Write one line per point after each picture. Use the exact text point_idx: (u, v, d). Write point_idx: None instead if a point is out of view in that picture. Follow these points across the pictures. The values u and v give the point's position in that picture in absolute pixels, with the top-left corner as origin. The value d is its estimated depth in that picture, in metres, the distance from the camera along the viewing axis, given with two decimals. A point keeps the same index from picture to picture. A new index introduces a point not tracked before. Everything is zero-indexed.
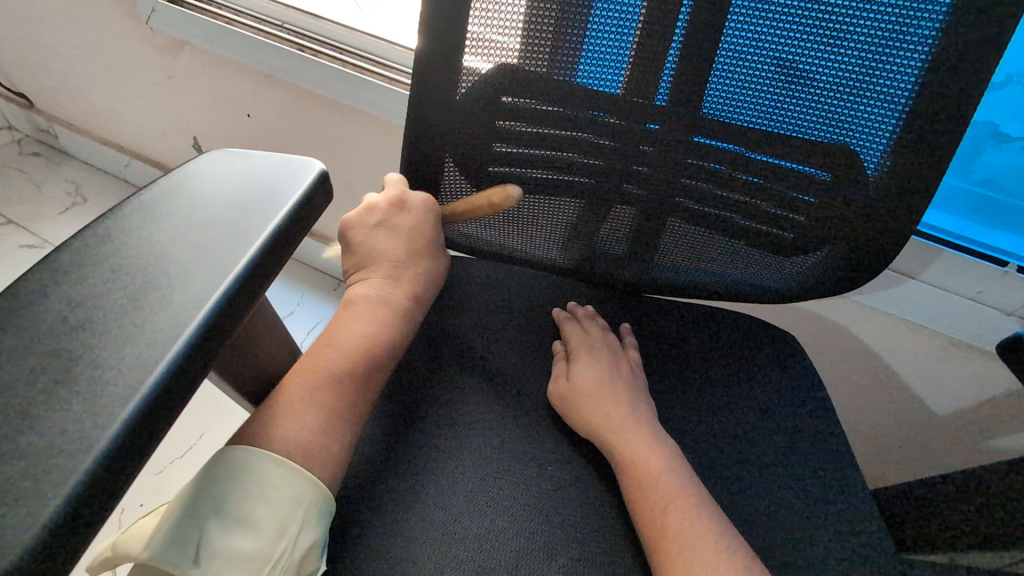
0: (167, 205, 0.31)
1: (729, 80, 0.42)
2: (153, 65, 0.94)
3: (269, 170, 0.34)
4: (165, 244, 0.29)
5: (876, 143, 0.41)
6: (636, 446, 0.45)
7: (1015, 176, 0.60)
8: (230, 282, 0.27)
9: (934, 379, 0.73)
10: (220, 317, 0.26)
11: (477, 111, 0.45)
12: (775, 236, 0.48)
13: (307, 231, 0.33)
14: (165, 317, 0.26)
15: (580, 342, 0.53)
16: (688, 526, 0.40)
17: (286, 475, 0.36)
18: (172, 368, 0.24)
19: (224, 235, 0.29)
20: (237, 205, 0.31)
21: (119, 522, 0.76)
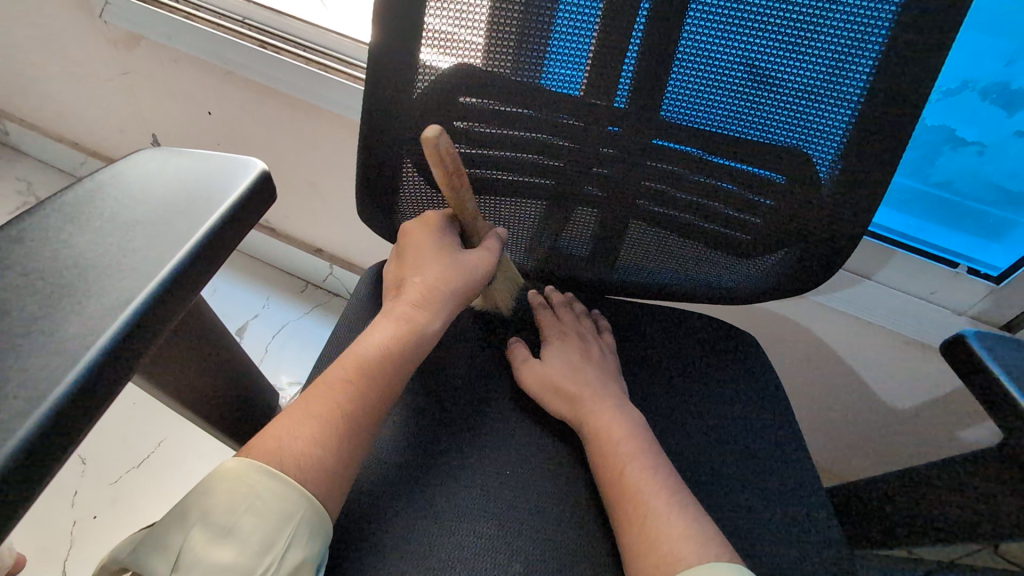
0: (89, 206, 0.30)
1: (683, 82, 0.42)
2: (108, 60, 0.92)
3: (208, 170, 0.33)
4: (85, 246, 0.28)
5: (828, 147, 0.42)
6: (602, 415, 0.48)
7: (970, 179, 0.62)
8: (150, 288, 0.27)
9: (892, 376, 0.74)
10: (138, 325, 0.26)
11: (433, 111, 0.44)
12: (733, 238, 0.48)
13: (243, 234, 0.32)
14: (77, 326, 0.25)
15: (554, 327, 0.55)
16: (642, 486, 0.42)
17: (277, 489, 0.36)
18: (82, 380, 0.24)
19: (149, 240, 0.29)
20: (169, 206, 0.31)
21: (71, 534, 0.74)
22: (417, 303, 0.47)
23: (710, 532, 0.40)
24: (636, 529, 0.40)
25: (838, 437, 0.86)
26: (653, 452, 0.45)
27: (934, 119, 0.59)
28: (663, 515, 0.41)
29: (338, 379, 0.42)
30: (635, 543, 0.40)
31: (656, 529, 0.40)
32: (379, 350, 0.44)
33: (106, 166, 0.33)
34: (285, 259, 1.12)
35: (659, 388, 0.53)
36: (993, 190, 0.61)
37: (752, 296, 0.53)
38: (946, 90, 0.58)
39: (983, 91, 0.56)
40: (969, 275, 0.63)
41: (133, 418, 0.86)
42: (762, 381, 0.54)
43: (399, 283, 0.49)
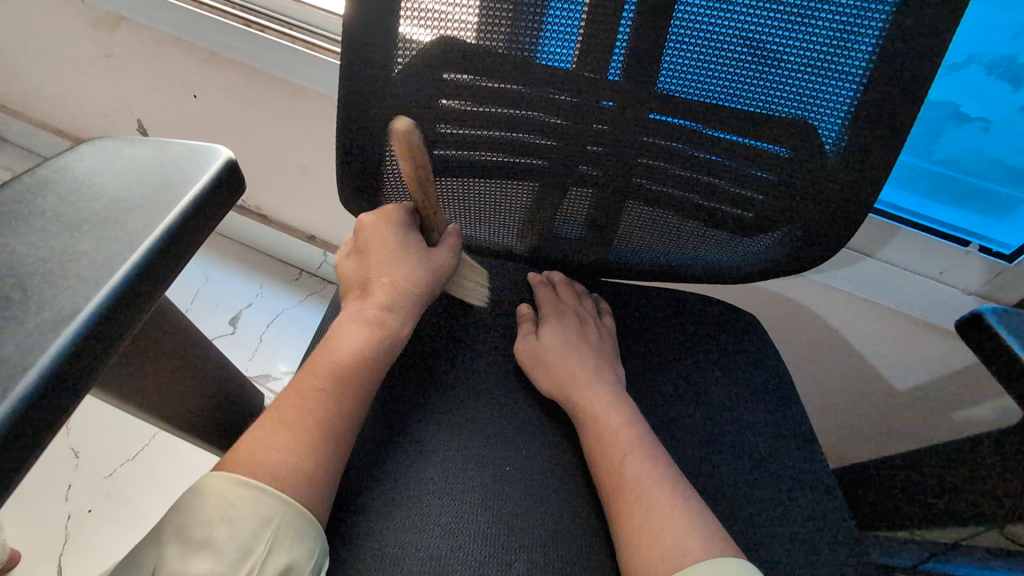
0: (37, 207, 0.28)
1: (680, 53, 0.39)
2: (88, 43, 0.89)
3: (166, 161, 0.31)
4: (38, 243, 0.26)
5: (833, 118, 0.39)
6: (596, 397, 0.46)
7: (974, 157, 0.59)
8: (101, 296, 0.25)
9: (897, 357, 0.73)
10: (90, 337, 0.24)
11: (417, 88, 0.42)
12: (735, 217, 0.47)
13: (209, 231, 0.30)
14: (25, 332, 0.23)
15: (553, 307, 0.54)
16: (641, 474, 0.41)
17: (249, 496, 0.35)
18: (29, 398, 0.22)
19: (101, 241, 0.27)
20: (122, 202, 0.29)
21: (66, 529, 0.74)
22: (385, 306, 0.46)
23: (706, 519, 0.39)
24: (634, 516, 0.39)
25: (842, 418, 0.85)
26: (649, 439, 0.44)
27: (939, 95, 0.57)
28: (663, 504, 0.39)
29: (307, 386, 0.42)
30: (632, 532, 0.39)
31: (654, 519, 0.39)
32: (341, 354, 0.43)
33: (62, 154, 0.31)
34: (277, 247, 1.10)
35: (660, 374, 0.52)
36: (998, 167, 0.59)
37: (755, 276, 0.52)
38: (951, 65, 0.55)
39: (989, 65, 0.54)
40: (981, 253, 0.61)
41: (126, 411, 0.85)
42: (765, 363, 0.53)
43: (364, 281, 0.48)
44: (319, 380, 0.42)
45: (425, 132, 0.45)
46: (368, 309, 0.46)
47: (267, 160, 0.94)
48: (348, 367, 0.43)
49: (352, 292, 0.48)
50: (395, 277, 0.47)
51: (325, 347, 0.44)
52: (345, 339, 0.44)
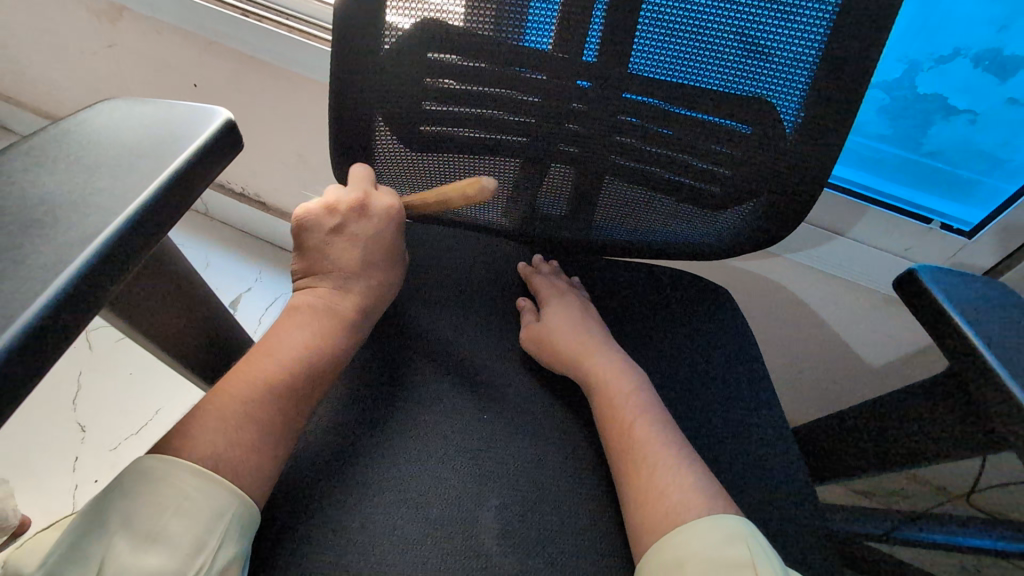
0: (52, 151, 0.31)
1: (651, 34, 0.42)
2: (91, 33, 0.91)
3: (171, 119, 0.34)
4: (55, 186, 0.29)
5: (791, 95, 0.42)
6: (604, 367, 0.49)
7: (959, 149, 0.63)
8: (113, 228, 0.28)
9: (869, 334, 0.76)
10: (103, 262, 0.27)
11: (404, 68, 0.45)
12: (701, 192, 0.50)
13: (204, 183, 0.33)
14: (40, 261, 0.26)
15: (548, 290, 0.56)
16: (647, 437, 0.44)
17: (204, 487, 0.36)
18: (44, 312, 0.25)
19: (112, 184, 0.30)
20: (131, 152, 0.31)
21: (73, 498, 0.77)
22: (361, 308, 0.49)
23: (704, 475, 0.42)
24: (641, 476, 0.42)
25: (819, 395, 0.89)
26: (654, 406, 0.47)
27: (927, 87, 0.60)
28: (669, 462, 0.43)
29: (272, 379, 0.43)
30: (640, 490, 0.42)
31: (661, 479, 0.42)
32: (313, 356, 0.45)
33: (77, 112, 0.34)
34: (275, 233, 1.13)
35: (634, 342, 0.55)
36: (982, 159, 0.62)
37: (724, 249, 0.55)
38: (939, 57, 0.58)
39: (975, 58, 0.56)
40: (943, 230, 0.64)
41: (131, 388, 0.88)
42: (729, 331, 0.56)
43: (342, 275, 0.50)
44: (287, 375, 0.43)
45: (413, 110, 0.47)
46: (341, 309, 0.48)
47: (266, 148, 0.97)
48: (320, 366, 0.45)
49: (325, 279, 0.50)
50: (377, 284, 0.50)
51: (298, 344, 0.45)
52: (317, 340, 0.46)
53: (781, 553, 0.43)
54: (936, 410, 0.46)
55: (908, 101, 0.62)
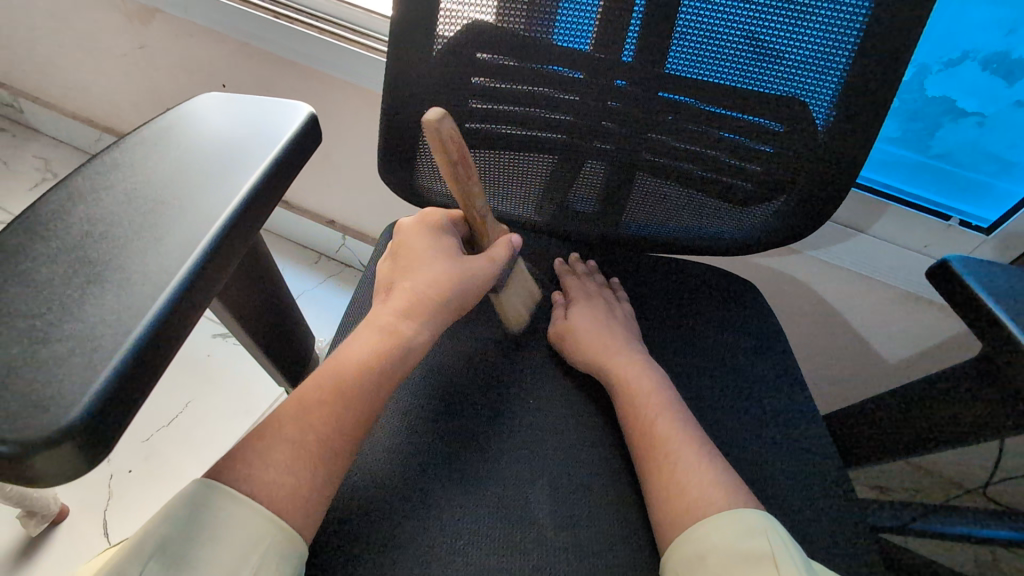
0: (149, 151, 0.33)
1: (688, 36, 0.44)
2: (123, 35, 0.94)
3: (252, 121, 0.36)
4: (168, 172, 0.32)
5: (823, 96, 0.44)
6: (627, 366, 0.50)
7: (969, 150, 0.64)
8: (221, 221, 0.30)
9: (888, 329, 0.78)
10: (214, 253, 0.29)
11: (451, 68, 0.47)
12: (734, 188, 0.51)
13: (285, 179, 0.35)
14: (170, 241, 0.29)
15: (578, 290, 0.57)
16: (670, 433, 0.44)
17: (240, 515, 0.34)
18: (184, 284, 0.27)
19: (208, 182, 0.32)
20: (219, 153, 0.34)
21: (109, 487, 0.79)
22: (400, 312, 0.45)
23: (727, 475, 0.42)
24: (664, 472, 0.42)
25: (837, 389, 0.90)
26: (677, 405, 0.47)
27: (935, 90, 0.62)
28: (692, 460, 0.43)
29: (311, 395, 0.41)
30: (660, 486, 0.42)
31: (684, 478, 0.42)
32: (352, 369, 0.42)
33: (174, 108, 0.37)
34: (297, 232, 1.15)
35: (666, 333, 0.57)
36: (992, 160, 0.64)
37: (753, 246, 0.56)
38: (949, 59, 0.60)
39: (983, 62, 0.58)
40: (962, 227, 0.66)
41: (162, 381, 0.90)
42: (760, 322, 0.58)
43: (388, 287, 0.49)
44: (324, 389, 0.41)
45: (458, 108, 0.49)
46: (381, 317, 0.45)
47: None
48: (357, 376, 0.42)
49: (378, 295, 0.49)
50: (416, 283, 0.47)
51: (337, 359, 0.43)
52: (358, 351, 0.43)
53: (820, 533, 0.44)
54: (970, 395, 0.48)
55: (919, 105, 0.64)
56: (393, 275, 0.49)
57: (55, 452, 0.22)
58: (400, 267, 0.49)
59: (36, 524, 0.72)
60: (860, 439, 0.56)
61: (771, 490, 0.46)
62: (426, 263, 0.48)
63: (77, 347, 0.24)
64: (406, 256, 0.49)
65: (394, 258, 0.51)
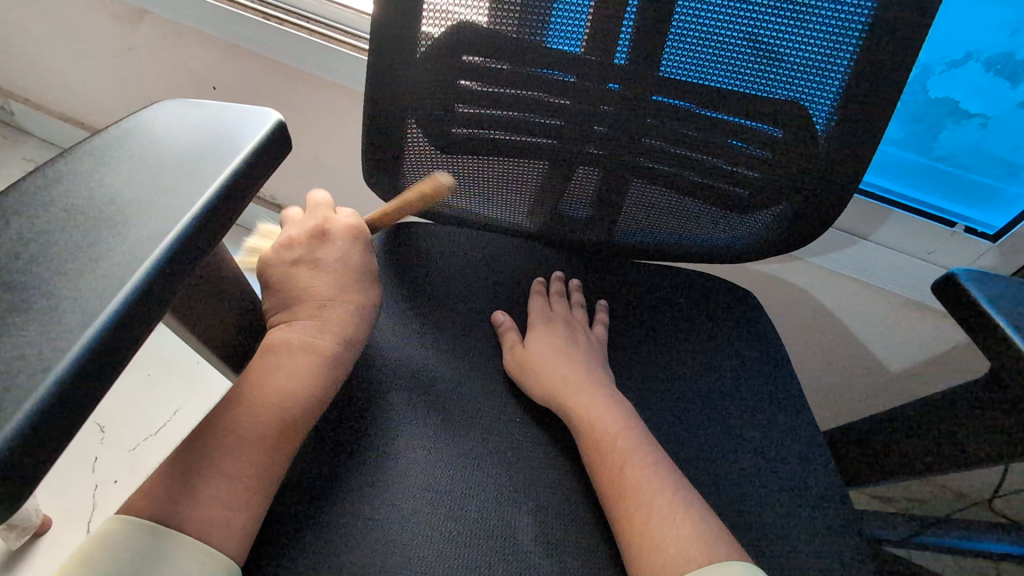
0: (109, 166, 0.32)
1: (679, 37, 0.43)
2: (111, 36, 0.92)
3: (218, 133, 0.35)
4: (118, 186, 0.31)
5: (824, 99, 0.42)
6: (593, 402, 0.47)
7: (972, 153, 0.63)
8: (171, 239, 0.29)
9: (889, 337, 0.76)
10: (164, 272, 0.28)
11: (437, 71, 0.45)
12: (730, 195, 0.49)
13: (251, 191, 0.34)
14: (116, 261, 0.28)
15: (540, 314, 0.54)
16: (643, 481, 0.41)
17: (167, 546, 0.32)
18: (122, 311, 0.26)
19: (165, 198, 0.31)
20: (184, 166, 0.33)
21: (93, 497, 0.78)
22: (341, 339, 0.44)
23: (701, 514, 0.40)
24: (639, 520, 0.39)
25: (837, 397, 0.89)
26: (649, 445, 0.44)
27: (938, 92, 0.60)
28: (667, 504, 0.40)
29: (258, 431, 0.38)
30: (635, 538, 0.39)
31: (658, 528, 0.39)
32: (301, 397, 0.41)
33: (131, 114, 0.36)
34: None
35: (661, 341, 0.55)
36: (996, 163, 0.62)
37: (749, 255, 0.55)
38: (950, 61, 0.58)
39: (987, 62, 0.56)
40: (967, 233, 0.64)
41: (150, 389, 0.89)
42: (755, 333, 0.56)
43: (316, 301, 0.46)
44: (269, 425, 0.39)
45: (445, 112, 0.48)
46: (323, 343, 0.44)
47: None
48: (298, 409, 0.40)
49: (297, 309, 0.45)
50: (352, 310, 0.46)
51: (286, 388, 0.41)
52: (299, 384, 0.41)
53: (817, 554, 0.42)
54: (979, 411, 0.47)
55: (919, 108, 0.62)
56: (319, 289, 0.46)
57: None
58: (332, 283, 0.47)
59: (16, 537, 0.70)
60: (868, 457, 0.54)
61: (767, 509, 0.44)
62: (363, 284, 0.48)
63: (12, 375, 0.23)
64: (341, 269, 0.47)
65: (320, 269, 0.47)
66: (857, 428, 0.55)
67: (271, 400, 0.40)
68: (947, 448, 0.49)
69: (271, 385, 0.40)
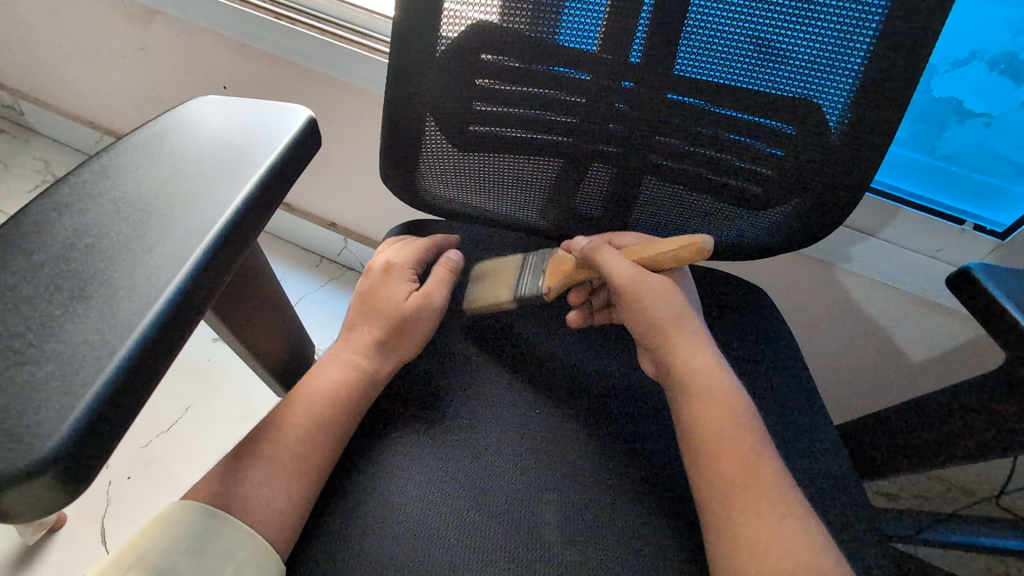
0: (144, 165, 0.33)
1: (693, 37, 0.43)
2: (123, 37, 0.93)
3: (245, 129, 0.36)
4: (155, 184, 0.32)
5: (838, 96, 0.43)
6: (692, 354, 0.46)
7: (977, 152, 0.63)
8: (214, 234, 0.30)
9: (899, 333, 0.77)
10: (207, 266, 0.29)
11: (454, 70, 0.46)
12: (744, 192, 0.50)
13: (282, 186, 0.34)
14: (160, 256, 0.28)
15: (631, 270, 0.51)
16: (762, 489, 0.40)
17: (222, 529, 0.36)
18: (172, 302, 0.27)
19: (203, 195, 0.31)
20: (214, 163, 0.33)
21: (108, 494, 0.78)
22: (375, 361, 0.48)
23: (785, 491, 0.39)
24: (740, 517, 0.39)
25: (845, 393, 0.89)
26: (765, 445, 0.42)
27: (942, 91, 0.61)
28: (749, 481, 0.40)
29: (283, 421, 0.44)
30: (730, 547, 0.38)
31: (767, 537, 0.37)
32: (326, 397, 0.45)
33: (166, 112, 0.37)
34: (299, 235, 1.14)
35: None
36: (1001, 162, 0.63)
37: (761, 251, 0.55)
38: (954, 60, 0.58)
39: (991, 62, 0.57)
40: (976, 231, 0.64)
41: (162, 387, 0.89)
42: (770, 329, 0.57)
43: (364, 327, 0.51)
44: (297, 420, 0.44)
45: (462, 110, 0.48)
46: (359, 358, 0.48)
47: None
48: (325, 413, 0.45)
49: (353, 329, 0.51)
50: (393, 345, 0.49)
51: (319, 391, 0.46)
52: (330, 387, 0.46)
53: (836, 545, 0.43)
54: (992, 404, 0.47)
55: (925, 107, 0.63)
56: (371, 318, 0.51)
57: (40, 481, 0.22)
58: (381, 314, 0.51)
59: (33, 532, 0.71)
60: (881, 453, 0.54)
61: None
62: (410, 324, 0.50)
63: (68, 369, 0.24)
64: (390, 307, 0.51)
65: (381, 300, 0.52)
66: (869, 424, 0.56)
67: (307, 398, 0.46)
68: (960, 443, 0.50)
69: (309, 386, 0.47)
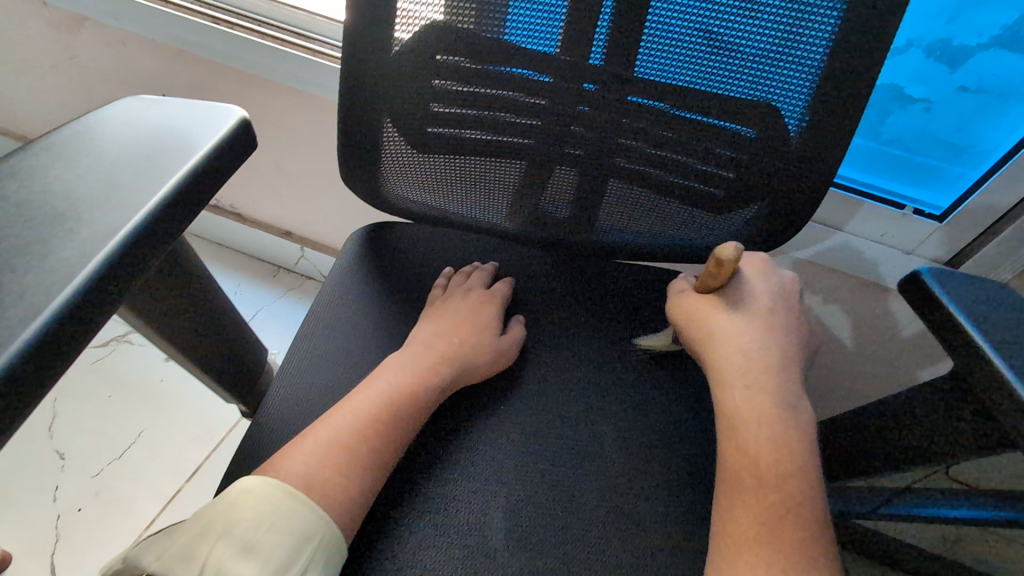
0: (56, 183, 0.30)
1: (654, 37, 0.42)
2: (46, 44, 0.86)
3: (173, 147, 0.33)
4: (65, 206, 0.29)
5: (796, 99, 0.43)
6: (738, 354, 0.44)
7: (917, 137, 0.65)
8: (100, 257, 0.28)
9: (854, 322, 0.79)
10: (90, 293, 0.27)
11: (409, 73, 0.44)
12: (707, 193, 0.50)
13: (189, 210, 0.32)
14: (50, 286, 0.26)
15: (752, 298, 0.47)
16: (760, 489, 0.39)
17: (301, 508, 0.38)
18: (39, 333, 0.25)
19: (111, 218, 0.29)
20: (126, 182, 0.31)
21: (56, 530, 0.74)
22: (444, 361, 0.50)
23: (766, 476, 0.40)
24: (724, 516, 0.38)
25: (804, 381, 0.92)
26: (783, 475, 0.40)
27: (884, 78, 0.62)
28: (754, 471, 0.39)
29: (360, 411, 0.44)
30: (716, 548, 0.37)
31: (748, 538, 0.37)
32: (404, 398, 0.46)
33: (88, 122, 0.34)
34: (253, 244, 1.09)
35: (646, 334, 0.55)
36: (939, 145, 0.64)
37: None
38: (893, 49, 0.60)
39: (927, 49, 0.58)
40: (916, 215, 0.67)
41: (112, 411, 0.85)
42: None
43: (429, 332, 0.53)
44: (368, 413, 0.44)
45: (419, 110, 0.47)
46: (427, 361, 0.49)
47: None
48: (393, 413, 0.45)
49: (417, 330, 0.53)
50: (460, 353, 0.51)
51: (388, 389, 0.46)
52: (400, 384, 0.47)
53: None
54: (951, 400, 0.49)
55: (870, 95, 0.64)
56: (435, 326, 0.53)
57: None
58: (446, 324, 0.53)
59: None
60: None
61: None
62: (477, 337, 0.52)
63: None
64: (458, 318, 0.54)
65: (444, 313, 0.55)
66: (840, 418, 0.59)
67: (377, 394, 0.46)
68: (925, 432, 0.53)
69: (379, 378, 0.47)
